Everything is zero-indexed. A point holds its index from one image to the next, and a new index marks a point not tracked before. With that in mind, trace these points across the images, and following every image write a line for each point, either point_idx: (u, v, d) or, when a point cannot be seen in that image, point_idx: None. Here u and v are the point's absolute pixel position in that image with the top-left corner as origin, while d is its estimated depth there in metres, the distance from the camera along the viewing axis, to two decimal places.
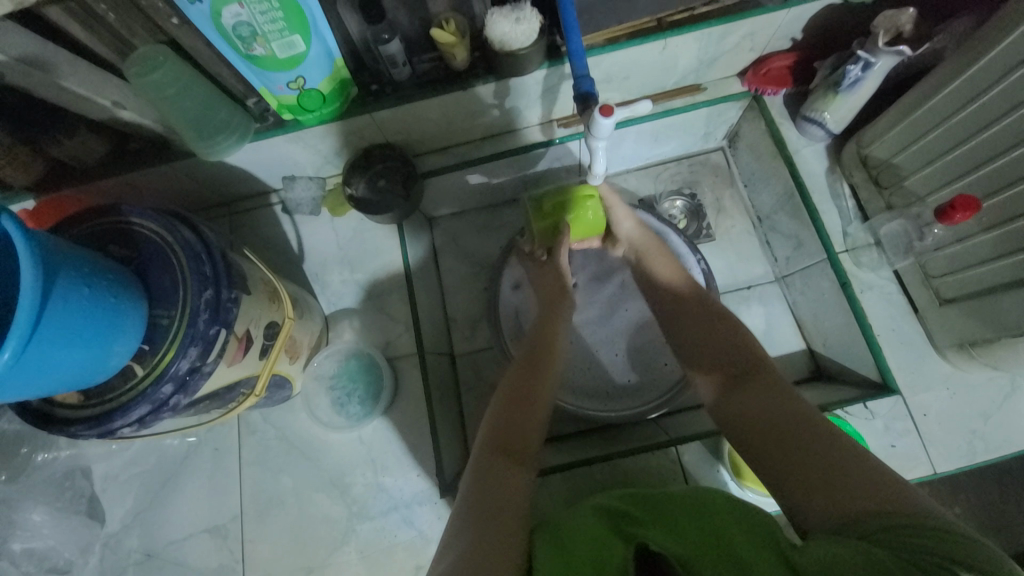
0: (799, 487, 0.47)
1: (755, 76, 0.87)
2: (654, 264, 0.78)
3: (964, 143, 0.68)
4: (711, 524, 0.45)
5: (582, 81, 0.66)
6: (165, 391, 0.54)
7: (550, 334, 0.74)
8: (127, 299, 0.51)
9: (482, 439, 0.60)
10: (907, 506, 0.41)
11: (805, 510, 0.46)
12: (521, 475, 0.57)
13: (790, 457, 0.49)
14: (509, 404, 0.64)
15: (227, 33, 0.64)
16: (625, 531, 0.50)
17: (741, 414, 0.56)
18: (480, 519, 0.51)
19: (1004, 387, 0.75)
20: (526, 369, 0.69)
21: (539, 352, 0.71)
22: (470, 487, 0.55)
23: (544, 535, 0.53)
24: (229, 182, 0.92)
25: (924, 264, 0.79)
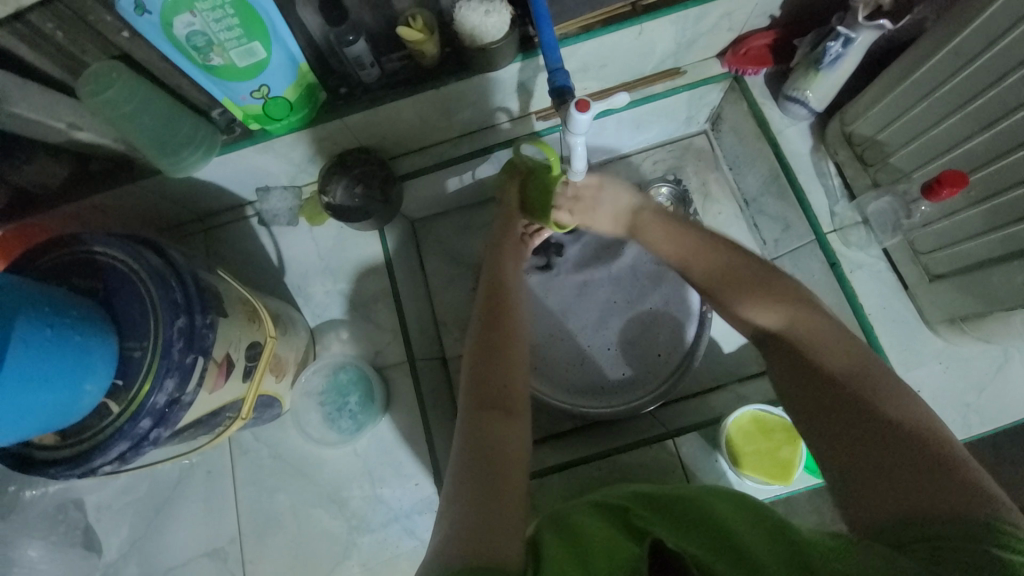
0: (862, 486, 0.46)
1: (735, 56, 0.85)
2: (663, 249, 0.71)
3: (949, 116, 0.67)
4: (716, 520, 0.45)
5: (557, 75, 0.64)
6: (143, 426, 0.52)
7: (506, 285, 0.72)
8: (96, 334, 0.49)
9: (465, 401, 0.59)
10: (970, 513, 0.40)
11: (861, 506, 0.45)
12: (512, 425, 0.57)
13: (861, 455, 0.48)
14: (480, 362, 0.62)
15: (181, 44, 0.61)
16: (634, 529, 0.49)
17: (809, 406, 0.53)
18: (476, 488, 0.50)
19: (996, 359, 0.75)
20: (492, 320, 0.67)
21: (498, 300, 0.70)
22: (463, 457, 0.54)
23: (552, 531, 0.52)
24: (201, 197, 0.89)
25: (912, 241, 0.78)
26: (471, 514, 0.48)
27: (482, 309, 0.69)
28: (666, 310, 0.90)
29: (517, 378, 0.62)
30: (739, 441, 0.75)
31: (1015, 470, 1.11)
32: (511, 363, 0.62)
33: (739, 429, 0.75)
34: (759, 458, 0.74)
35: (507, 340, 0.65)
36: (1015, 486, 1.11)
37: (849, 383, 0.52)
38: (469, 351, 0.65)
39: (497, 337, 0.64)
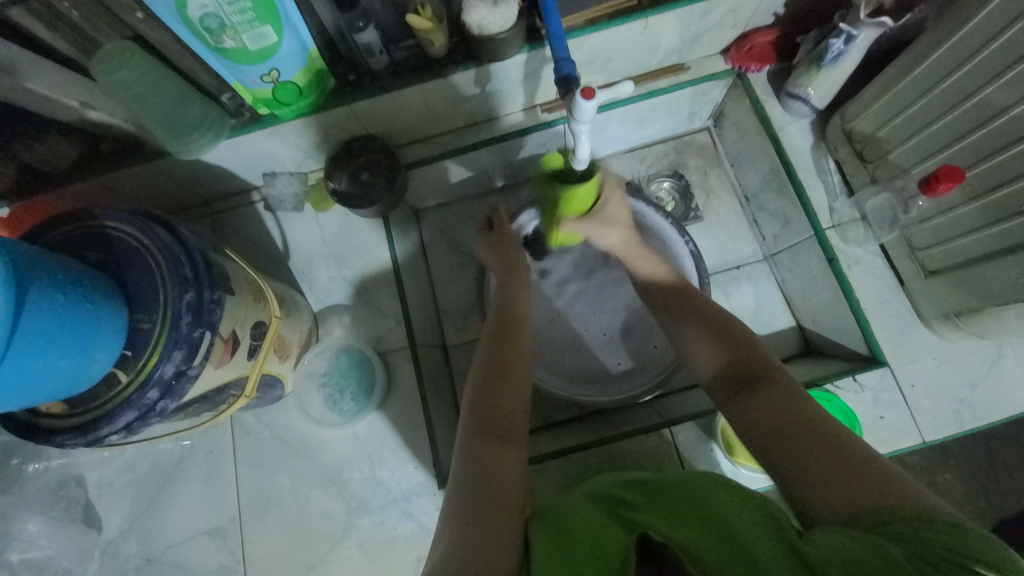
0: (812, 485, 0.48)
1: (738, 53, 0.86)
2: (638, 267, 0.77)
3: (947, 113, 0.68)
4: (719, 513, 0.46)
5: (563, 64, 0.65)
6: (151, 396, 0.53)
7: (517, 310, 0.73)
8: (107, 306, 0.50)
9: (467, 423, 0.60)
10: (907, 498, 0.44)
11: (815, 505, 0.47)
12: (509, 455, 0.57)
13: (803, 458, 0.50)
14: (484, 384, 0.64)
15: (195, 26, 0.61)
16: (625, 518, 0.51)
17: (749, 416, 0.56)
18: (471, 507, 0.51)
19: (990, 356, 0.76)
20: (496, 347, 0.68)
21: (507, 325, 0.71)
22: (458, 483, 0.55)
23: (541, 521, 0.53)
24: (208, 181, 0.90)
25: (908, 237, 0.79)
26: (466, 538, 0.48)
27: (490, 335, 0.70)
28: None
29: (516, 405, 0.62)
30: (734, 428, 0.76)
31: (1010, 473, 1.13)
32: (512, 390, 0.63)
33: None
34: None
35: (515, 364, 0.66)
36: (1010, 488, 1.13)
37: (779, 391, 0.56)
38: (473, 372, 0.66)
39: (502, 363, 0.66)
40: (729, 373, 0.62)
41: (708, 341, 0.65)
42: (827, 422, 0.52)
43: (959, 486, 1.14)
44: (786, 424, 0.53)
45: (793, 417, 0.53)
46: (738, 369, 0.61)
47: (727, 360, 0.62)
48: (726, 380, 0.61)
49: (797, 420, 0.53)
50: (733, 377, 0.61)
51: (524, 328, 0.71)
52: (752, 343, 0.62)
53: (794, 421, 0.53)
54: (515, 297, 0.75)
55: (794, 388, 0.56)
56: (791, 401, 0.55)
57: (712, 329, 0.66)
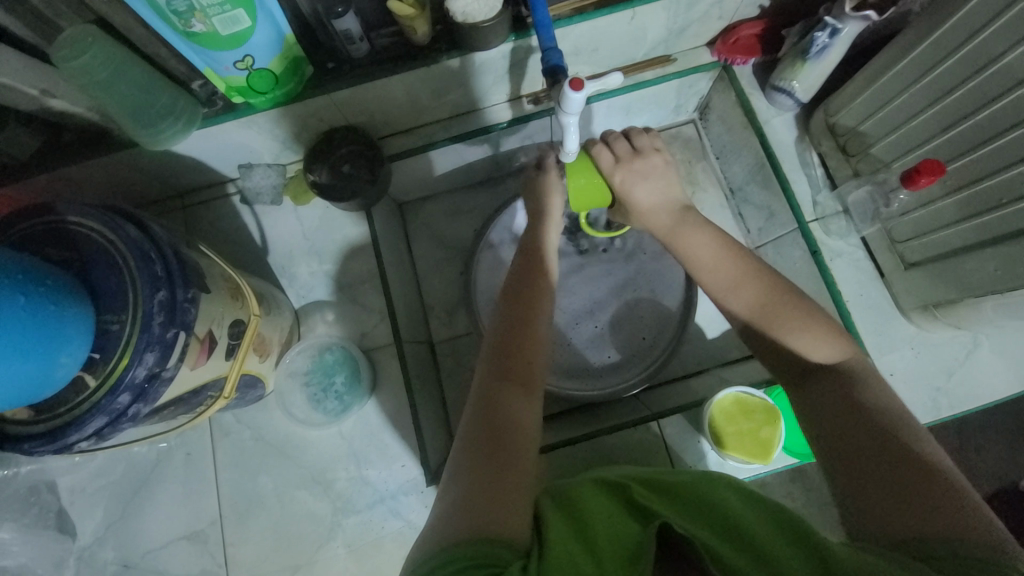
0: (867, 495, 0.50)
1: (724, 45, 0.86)
2: (685, 244, 0.70)
3: (930, 108, 0.69)
4: (733, 513, 0.47)
5: (551, 54, 0.64)
6: (122, 401, 0.50)
7: (538, 263, 0.72)
8: (71, 308, 0.47)
9: (487, 367, 0.61)
10: (968, 531, 0.44)
11: (866, 514, 0.49)
12: (528, 405, 0.59)
13: (864, 466, 0.51)
14: (520, 349, 0.63)
15: (161, 8, 0.58)
16: (636, 506, 0.50)
17: (814, 416, 0.57)
18: (486, 452, 0.52)
19: (965, 345, 0.78)
20: (524, 305, 0.66)
21: (536, 278, 0.70)
22: (472, 423, 0.56)
23: (552, 502, 0.52)
24: (180, 173, 0.86)
25: (889, 230, 0.80)
26: (477, 486, 0.49)
27: (508, 300, 0.67)
28: (650, 295, 0.91)
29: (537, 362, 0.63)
30: (722, 422, 0.74)
31: (978, 455, 1.18)
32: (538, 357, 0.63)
33: (721, 410, 0.75)
34: (740, 438, 0.74)
35: (536, 325, 0.65)
36: (978, 469, 1.18)
37: (846, 393, 0.56)
38: (497, 333, 0.65)
39: (523, 321, 0.65)
40: (788, 360, 0.62)
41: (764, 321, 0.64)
42: (901, 436, 0.51)
43: None
44: (852, 431, 0.53)
45: (862, 425, 0.53)
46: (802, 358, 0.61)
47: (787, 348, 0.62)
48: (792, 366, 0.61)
49: (860, 420, 0.54)
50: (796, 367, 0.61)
51: (546, 285, 0.70)
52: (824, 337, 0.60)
53: (861, 431, 0.53)
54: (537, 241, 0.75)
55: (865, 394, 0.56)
56: (852, 408, 0.54)
57: (779, 315, 0.63)
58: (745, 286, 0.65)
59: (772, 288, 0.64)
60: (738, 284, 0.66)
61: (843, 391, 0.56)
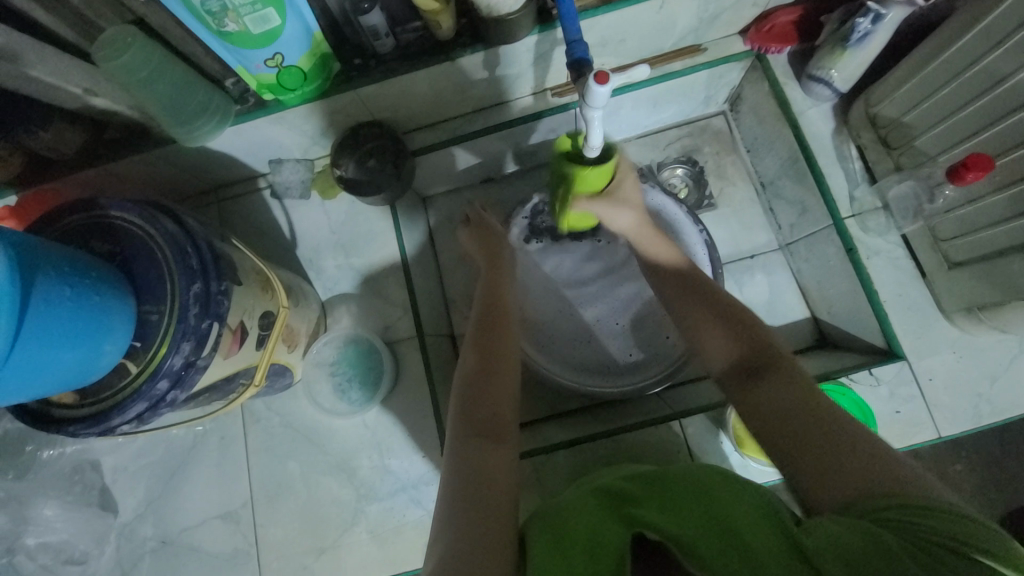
0: (812, 476, 0.48)
1: (758, 33, 0.83)
2: (653, 251, 0.75)
3: (980, 97, 0.65)
4: (718, 510, 0.46)
5: (576, 46, 0.63)
6: (161, 387, 0.53)
7: (503, 306, 0.72)
8: (115, 297, 0.50)
9: (457, 418, 0.60)
10: (913, 488, 0.43)
11: (817, 495, 0.47)
12: (499, 454, 0.56)
13: (804, 445, 0.50)
14: (476, 375, 0.63)
15: (196, 8, 0.59)
16: (625, 515, 0.49)
17: (755, 404, 0.55)
18: (466, 498, 0.52)
19: (1013, 350, 0.73)
20: (490, 333, 0.68)
21: (498, 315, 0.71)
22: (451, 477, 0.55)
23: (537, 526, 0.53)
24: (213, 168, 0.89)
25: (932, 228, 0.76)
26: (458, 549, 0.48)
27: (478, 326, 0.70)
28: None
29: (507, 398, 0.62)
30: None
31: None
32: (502, 378, 0.63)
33: None
34: None
35: (501, 360, 0.65)
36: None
37: (776, 378, 0.56)
38: (462, 372, 0.65)
39: (491, 367, 0.64)
40: (736, 358, 0.60)
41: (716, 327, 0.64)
42: (833, 411, 0.52)
43: (971, 477, 1.13)
44: (791, 412, 0.52)
45: (799, 407, 0.52)
46: (741, 353, 0.60)
47: (740, 348, 0.61)
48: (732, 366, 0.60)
49: (799, 400, 0.53)
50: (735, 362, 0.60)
51: (511, 323, 0.70)
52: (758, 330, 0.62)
53: (799, 412, 0.52)
54: (503, 289, 0.75)
55: (800, 376, 0.56)
56: (792, 390, 0.54)
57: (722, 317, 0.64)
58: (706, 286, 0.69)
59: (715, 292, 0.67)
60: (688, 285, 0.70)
61: (780, 376, 0.56)
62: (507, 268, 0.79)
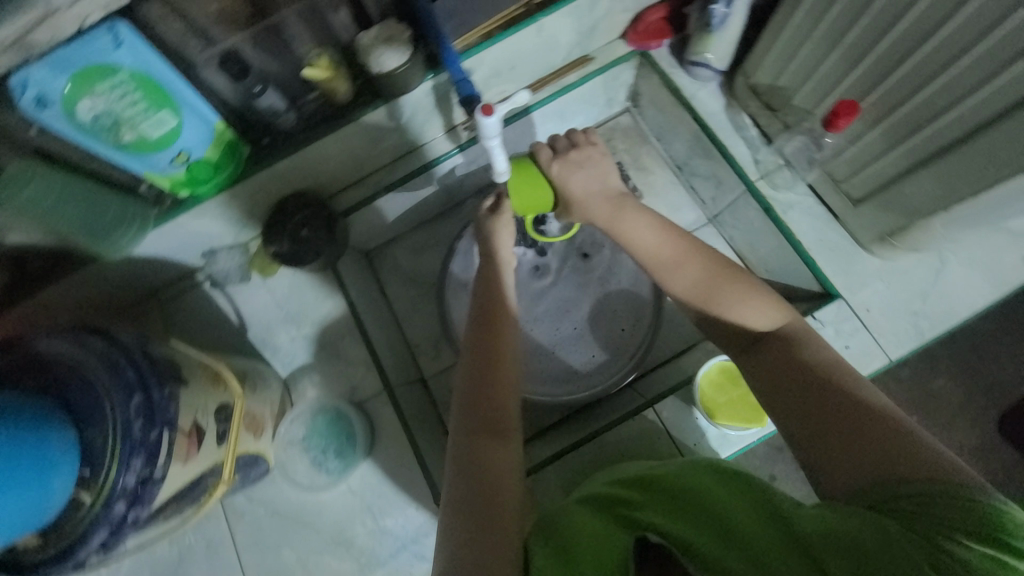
0: (823, 453, 0.50)
1: (636, 34, 0.90)
2: (627, 238, 0.73)
3: (833, 50, 0.71)
4: (711, 505, 0.47)
5: (464, 85, 0.70)
6: (119, 509, 0.52)
7: (499, 302, 0.71)
8: (58, 429, 0.49)
9: (461, 425, 0.62)
10: (927, 466, 0.44)
11: (826, 474, 0.49)
12: (507, 449, 0.60)
13: (820, 423, 0.51)
14: (475, 391, 0.64)
15: (88, 127, 0.61)
16: (623, 517, 0.51)
17: (762, 371, 0.59)
18: (471, 507, 0.54)
19: (934, 265, 0.79)
20: (485, 351, 0.67)
21: (494, 324, 0.69)
22: (455, 479, 0.58)
23: (540, 531, 0.53)
24: (146, 273, 0.88)
25: (831, 172, 0.82)
26: (470, 555, 0.50)
27: (472, 342, 0.68)
28: (622, 288, 0.92)
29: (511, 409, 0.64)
30: (712, 394, 0.76)
31: (985, 368, 1.19)
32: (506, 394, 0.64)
33: (710, 383, 0.77)
34: (732, 406, 0.75)
35: (501, 371, 0.66)
36: (990, 383, 1.18)
37: (789, 355, 0.58)
38: (467, 389, 0.64)
39: (488, 380, 0.64)
40: (739, 329, 0.63)
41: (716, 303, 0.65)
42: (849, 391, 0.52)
43: (943, 393, 1.19)
44: (794, 386, 0.55)
45: (811, 385, 0.54)
46: (746, 328, 0.63)
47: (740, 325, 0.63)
48: (740, 340, 0.63)
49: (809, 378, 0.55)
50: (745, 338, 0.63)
51: (506, 325, 0.69)
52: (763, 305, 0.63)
53: (807, 384, 0.54)
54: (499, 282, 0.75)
55: (807, 351, 0.58)
56: (803, 363, 0.56)
57: (728, 294, 0.65)
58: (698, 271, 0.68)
59: (713, 266, 0.68)
60: (684, 276, 0.68)
61: (788, 353, 0.58)
62: (498, 261, 0.76)
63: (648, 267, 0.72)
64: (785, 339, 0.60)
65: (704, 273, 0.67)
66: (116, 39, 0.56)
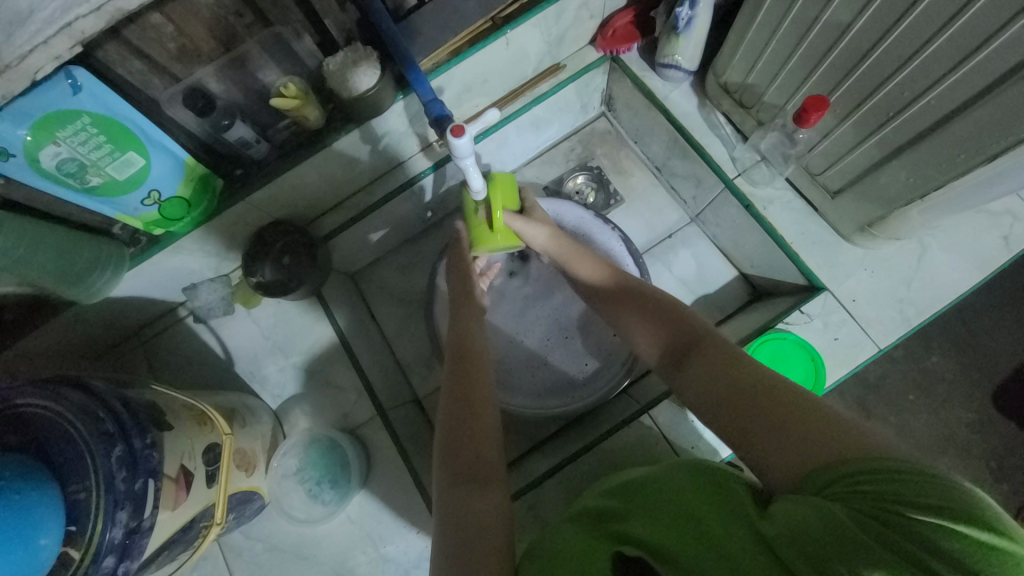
0: (764, 454, 0.49)
1: (605, 39, 0.90)
2: (573, 266, 0.79)
3: (798, 46, 0.72)
4: (690, 512, 0.45)
5: (432, 106, 0.68)
6: (107, 564, 0.51)
7: (468, 333, 0.74)
8: (48, 487, 0.48)
9: (444, 471, 0.60)
10: (864, 447, 0.43)
11: (770, 471, 0.48)
12: (488, 499, 0.57)
13: (753, 423, 0.51)
14: (450, 419, 0.64)
15: (55, 174, 0.61)
16: (607, 532, 0.49)
17: (692, 388, 0.58)
18: (456, 551, 0.52)
19: (916, 251, 0.79)
20: (461, 380, 0.67)
21: (466, 355, 0.70)
22: (441, 525, 0.56)
23: (530, 562, 0.52)
24: (127, 312, 0.87)
25: (807, 166, 0.81)
26: None
27: (450, 366, 0.70)
28: None
29: (487, 430, 0.63)
30: None
31: (975, 346, 1.20)
32: (481, 418, 0.64)
33: None
34: None
35: (478, 391, 0.66)
36: (982, 360, 1.19)
37: (717, 358, 0.58)
38: (440, 415, 0.65)
39: (462, 406, 0.64)
40: (667, 344, 0.64)
41: (645, 323, 0.68)
42: (782, 385, 0.52)
43: (939, 373, 1.20)
44: (720, 388, 0.55)
45: (743, 386, 0.53)
46: (674, 338, 0.64)
47: (665, 335, 0.65)
48: (669, 351, 0.64)
49: (737, 379, 0.54)
50: (673, 349, 0.63)
51: (479, 355, 0.71)
52: (686, 316, 0.65)
53: (734, 383, 0.54)
54: (468, 319, 0.76)
55: (731, 352, 0.58)
56: (732, 364, 0.56)
57: (652, 309, 0.68)
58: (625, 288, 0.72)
59: (640, 287, 0.72)
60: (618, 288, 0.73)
61: (714, 355, 0.58)
62: (471, 303, 0.78)
63: (589, 293, 0.78)
64: (709, 343, 0.60)
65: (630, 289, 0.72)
66: (75, 83, 0.56)
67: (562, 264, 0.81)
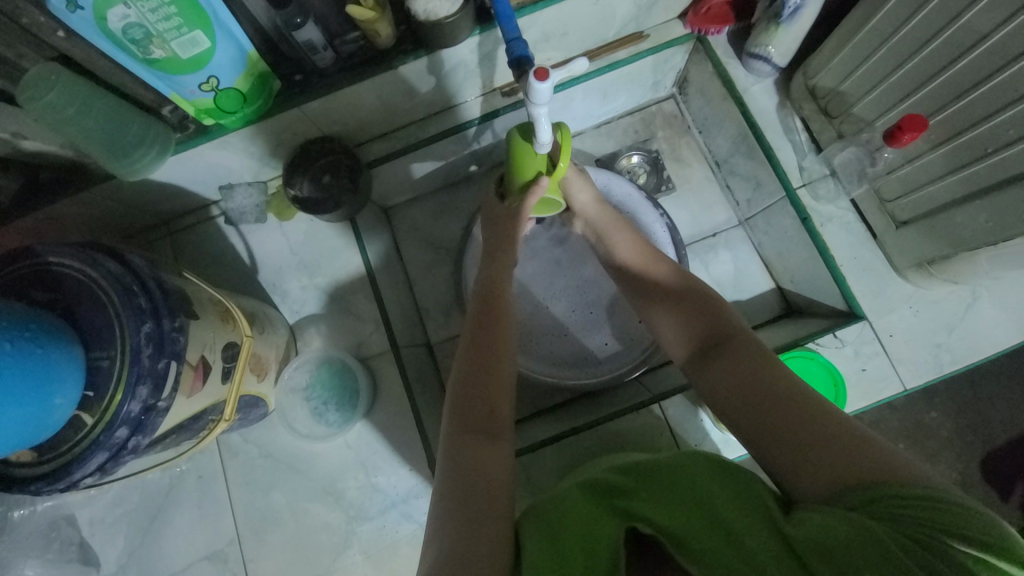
0: (791, 465, 0.48)
1: (696, 16, 0.84)
2: (610, 240, 0.75)
3: (908, 61, 0.68)
4: (709, 505, 0.46)
5: (515, 45, 0.64)
6: (120, 435, 0.51)
7: (500, 285, 0.72)
8: (70, 348, 0.48)
9: (453, 416, 0.60)
10: (904, 473, 0.43)
11: (796, 482, 0.47)
12: (498, 450, 0.57)
13: (783, 434, 0.49)
14: (467, 368, 0.63)
15: (119, 38, 0.58)
16: (616, 508, 0.50)
17: (717, 386, 0.57)
18: (460, 497, 0.53)
19: (966, 299, 0.77)
20: (481, 332, 0.66)
21: (495, 307, 0.69)
22: (447, 475, 0.56)
23: (531, 521, 0.53)
24: (160, 200, 0.86)
25: (878, 190, 0.79)
26: (453, 544, 0.49)
27: (475, 315, 0.69)
28: None
29: (503, 390, 0.62)
30: None
31: (986, 407, 1.19)
32: (497, 383, 0.62)
33: None
34: None
35: (501, 346, 0.65)
36: (989, 423, 1.18)
37: (751, 361, 0.56)
38: (457, 363, 0.65)
39: (483, 358, 0.63)
40: (694, 337, 0.62)
41: (677, 313, 0.65)
42: (819, 400, 0.51)
43: (943, 426, 1.19)
44: (751, 393, 0.53)
45: (777, 394, 0.52)
46: (706, 333, 0.61)
47: (697, 329, 0.62)
48: (697, 346, 0.61)
49: (771, 387, 0.53)
50: (703, 344, 0.61)
51: (504, 307, 0.69)
52: (723, 312, 0.62)
53: (766, 390, 0.53)
54: (498, 269, 0.74)
55: (767, 358, 0.56)
56: (767, 370, 0.54)
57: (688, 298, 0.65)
58: (665, 273, 0.69)
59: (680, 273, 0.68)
60: (657, 271, 0.69)
61: (747, 358, 0.56)
62: (503, 256, 0.75)
63: (621, 270, 0.73)
64: (743, 344, 0.58)
65: (671, 274, 0.68)
66: None
67: (598, 235, 0.77)
